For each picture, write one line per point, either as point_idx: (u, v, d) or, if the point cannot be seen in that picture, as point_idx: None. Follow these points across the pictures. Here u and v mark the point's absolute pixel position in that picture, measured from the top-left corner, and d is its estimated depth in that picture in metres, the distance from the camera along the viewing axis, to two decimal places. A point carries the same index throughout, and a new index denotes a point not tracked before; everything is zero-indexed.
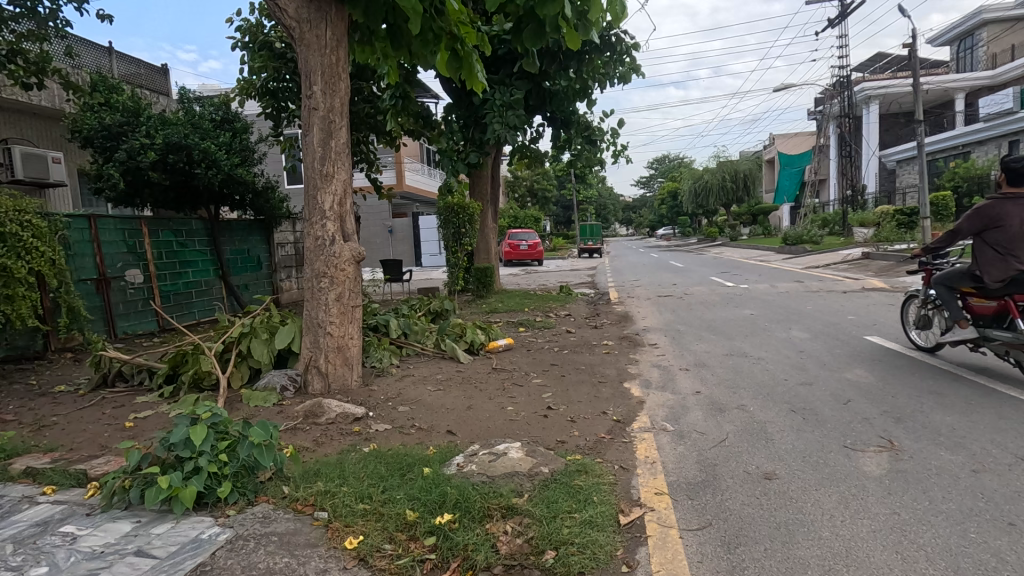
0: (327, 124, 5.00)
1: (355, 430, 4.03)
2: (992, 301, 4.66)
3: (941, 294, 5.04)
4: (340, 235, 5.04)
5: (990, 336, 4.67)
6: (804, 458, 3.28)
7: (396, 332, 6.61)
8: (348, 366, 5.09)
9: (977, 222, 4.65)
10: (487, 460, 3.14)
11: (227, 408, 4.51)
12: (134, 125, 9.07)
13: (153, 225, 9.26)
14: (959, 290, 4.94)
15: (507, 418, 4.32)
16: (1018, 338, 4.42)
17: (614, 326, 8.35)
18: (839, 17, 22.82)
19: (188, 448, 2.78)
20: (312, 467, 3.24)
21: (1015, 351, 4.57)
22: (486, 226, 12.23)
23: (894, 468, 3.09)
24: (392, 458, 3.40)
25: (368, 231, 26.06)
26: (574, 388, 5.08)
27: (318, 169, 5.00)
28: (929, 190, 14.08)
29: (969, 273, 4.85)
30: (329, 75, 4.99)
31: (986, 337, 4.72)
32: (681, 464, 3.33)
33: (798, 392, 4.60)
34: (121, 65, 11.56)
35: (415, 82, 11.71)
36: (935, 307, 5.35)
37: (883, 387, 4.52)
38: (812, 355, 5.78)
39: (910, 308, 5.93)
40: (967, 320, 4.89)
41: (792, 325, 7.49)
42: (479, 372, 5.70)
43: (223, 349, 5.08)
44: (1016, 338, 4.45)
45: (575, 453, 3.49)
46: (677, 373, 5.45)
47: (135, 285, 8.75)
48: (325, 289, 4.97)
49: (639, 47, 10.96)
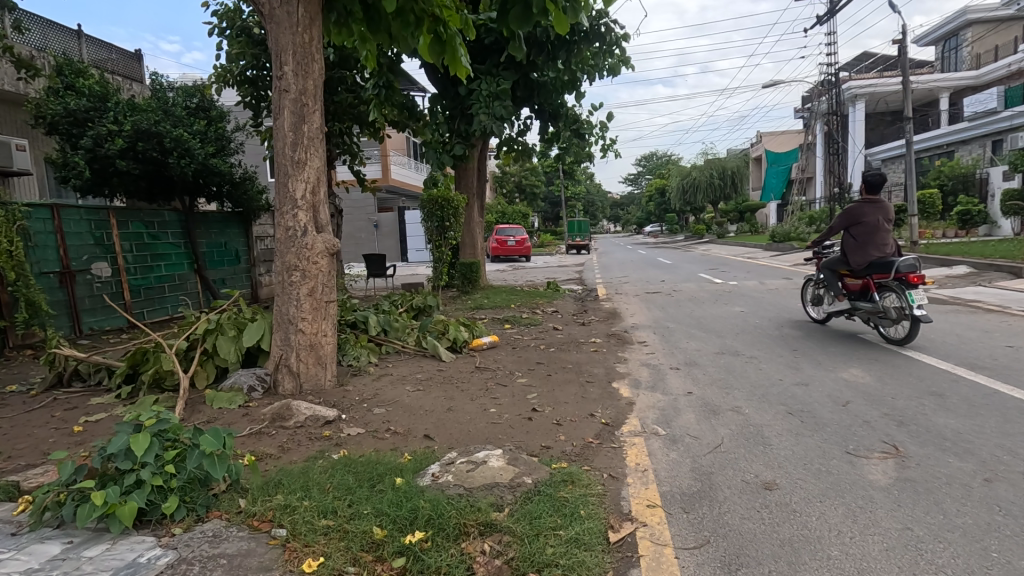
0: (298, 107, 4.69)
1: (325, 435, 3.75)
2: (859, 280, 6.11)
3: (827, 276, 6.48)
4: (312, 225, 4.74)
5: (858, 306, 6.12)
6: (805, 466, 3.07)
7: (375, 330, 6.33)
8: (321, 365, 4.80)
9: (847, 220, 6.06)
10: (465, 470, 2.89)
11: (189, 410, 4.21)
12: (102, 111, 8.65)
13: (122, 216, 8.84)
14: (838, 273, 6.38)
15: (489, 421, 4.07)
16: (876, 307, 5.86)
17: (603, 323, 8.12)
18: (827, 15, 22.79)
19: (129, 460, 2.51)
20: (273, 478, 2.96)
21: (875, 317, 6.03)
22: (472, 221, 11.96)
23: (901, 477, 2.89)
24: (363, 467, 3.13)
25: (353, 226, 25.63)
26: (561, 389, 4.84)
27: (289, 155, 4.68)
28: (917, 188, 14.03)
29: (843, 259, 6.34)
30: (301, 54, 4.68)
31: (854, 307, 6.19)
32: (674, 472, 3.10)
33: (793, 392, 4.40)
34: (91, 49, 11.09)
35: (399, 72, 11.37)
36: (823, 286, 6.83)
37: (881, 388, 4.33)
38: (805, 354, 5.60)
39: (808, 289, 7.41)
40: (844, 295, 6.33)
41: (784, 323, 7.32)
42: (461, 371, 5.44)
43: (187, 347, 4.77)
44: (875, 307, 5.88)
45: (560, 460, 3.25)
46: (667, 373, 5.24)
47: (102, 279, 8.34)
48: (297, 283, 4.67)
49: (628, 38, 10.71)
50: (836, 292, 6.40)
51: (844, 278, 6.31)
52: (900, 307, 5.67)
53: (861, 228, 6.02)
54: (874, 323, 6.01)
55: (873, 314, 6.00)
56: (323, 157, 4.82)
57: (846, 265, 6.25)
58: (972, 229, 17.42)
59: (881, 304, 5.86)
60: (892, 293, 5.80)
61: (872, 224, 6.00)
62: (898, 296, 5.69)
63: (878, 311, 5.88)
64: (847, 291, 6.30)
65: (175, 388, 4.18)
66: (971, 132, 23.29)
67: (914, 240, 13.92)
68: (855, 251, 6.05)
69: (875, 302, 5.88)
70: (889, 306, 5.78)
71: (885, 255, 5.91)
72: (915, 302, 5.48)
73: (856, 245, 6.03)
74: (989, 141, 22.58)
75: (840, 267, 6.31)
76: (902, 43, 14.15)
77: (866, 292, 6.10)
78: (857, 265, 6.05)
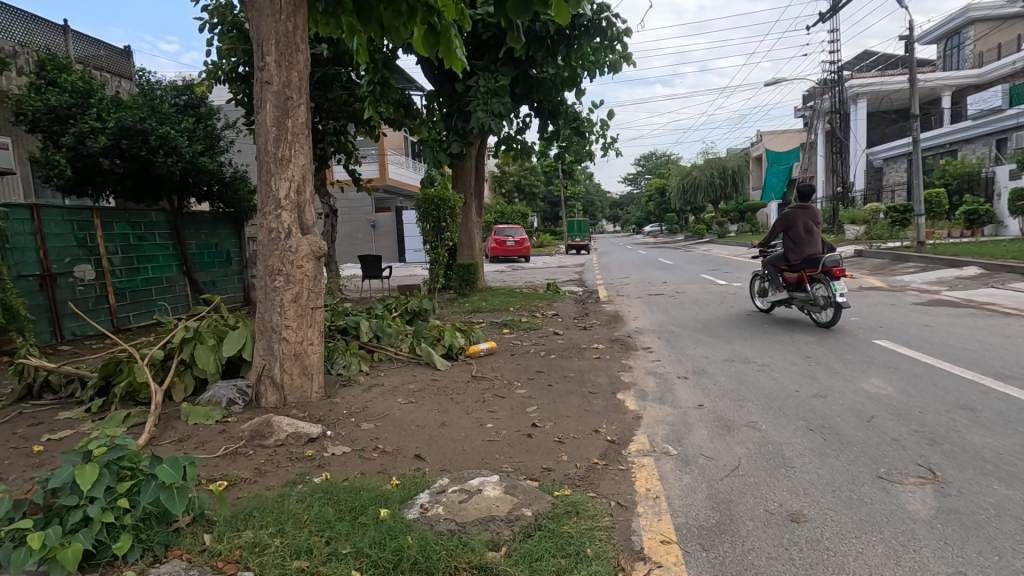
0: (282, 101, 4.39)
1: (307, 455, 3.45)
2: (795, 274, 7.26)
3: (769, 271, 7.59)
4: (297, 227, 4.44)
5: (795, 296, 7.28)
6: (834, 493, 2.79)
7: (366, 336, 6.04)
8: (307, 376, 4.50)
9: (784, 224, 7.19)
10: (457, 501, 2.59)
11: (162, 427, 3.90)
12: (84, 108, 8.33)
13: (107, 216, 8.54)
14: (778, 268, 7.51)
15: (486, 438, 3.77)
16: (808, 296, 7.03)
17: (605, 327, 7.83)
18: (830, 12, 22.48)
19: (75, 495, 2.21)
20: (244, 509, 2.67)
21: (807, 305, 7.22)
22: (470, 221, 11.67)
23: (943, 507, 2.60)
24: (345, 494, 2.83)
25: (350, 226, 25.31)
26: (562, 401, 4.54)
27: (271, 151, 4.38)
28: (924, 187, 13.75)
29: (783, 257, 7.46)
30: (284, 44, 4.38)
31: (792, 297, 7.33)
32: (689, 501, 2.81)
33: (812, 405, 4.11)
34: (78, 45, 10.77)
35: (394, 68, 11.06)
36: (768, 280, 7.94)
37: (906, 401, 4.05)
38: (819, 362, 5.31)
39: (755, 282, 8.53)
40: (783, 287, 7.49)
41: (793, 327, 7.03)
42: (456, 381, 5.14)
43: (163, 358, 4.46)
44: (807, 296, 7.05)
45: (563, 487, 2.95)
46: (675, 382, 4.94)
47: (85, 282, 8.03)
48: (280, 288, 4.37)
49: (630, 33, 10.41)
50: (777, 285, 7.53)
51: (784, 273, 7.43)
52: (827, 295, 6.82)
53: (796, 230, 7.15)
54: (808, 309, 7.15)
55: (808, 302, 7.14)
56: (308, 154, 4.53)
57: (785, 262, 7.37)
58: (978, 229, 17.14)
59: (812, 294, 7.01)
60: (820, 284, 6.96)
61: (805, 227, 7.14)
62: (825, 286, 6.84)
63: (810, 299, 7.03)
64: (786, 284, 7.42)
65: (147, 403, 3.88)
66: (974, 131, 23.04)
67: (921, 241, 13.64)
68: (791, 251, 7.17)
69: (808, 292, 7.01)
70: (819, 294, 6.92)
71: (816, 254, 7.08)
72: (838, 291, 6.64)
73: (792, 245, 7.15)
74: (993, 140, 22.32)
75: (780, 263, 7.41)
76: (909, 39, 13.88)
77: (800, 284, 7.25)
78: (794, 261, 7.18)
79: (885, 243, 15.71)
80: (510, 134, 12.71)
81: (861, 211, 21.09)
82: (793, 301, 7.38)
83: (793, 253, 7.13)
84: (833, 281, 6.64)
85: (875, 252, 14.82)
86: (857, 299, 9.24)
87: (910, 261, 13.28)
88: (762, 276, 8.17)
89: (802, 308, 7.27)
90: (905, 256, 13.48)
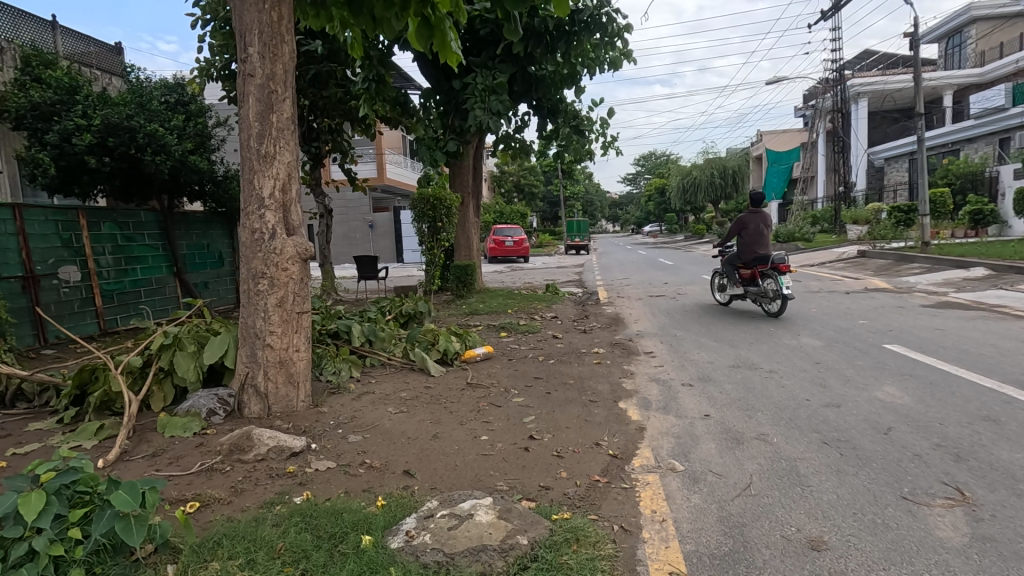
0: (266, 94, 4.16)
1: (288, 471, 3.23)
2: (749, 270, 8.20)
3: (727, 268, 8.51)
4: (282, 227, 4.21)
5: (748, 290, 8.23)
6: (856, 517, 2.57)
7: (359, 341, 5.83)
8: (292, 384, 4.27)
9: (738, 226, 8.14)
10: (447, 528, 2.37)
11: (136, 439, 3.68)
12: (70, 105, 8.11)
13: (94, 216, 8.31)
14: (734, 265, 8.44)
15: (480, 452, 3.55)
16: (759, 290, 7.98)
17: (605, 330, 7.62)
18: (832, 10, 22.28)
19: (20, 526, 2.00)
20: (214, 535, 2.45)
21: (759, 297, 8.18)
22: (467, 221, 11.45)
23: (976, 534, 2.39)
24: (325, 518, 2.61)
25: (348, 226, 25.09)
26: (561, 410, 4.32)
27: (255, 147, 4.16)
28: (929, 187, 13.54)
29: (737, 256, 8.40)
30: (268, 34, 4.15)
31: (747, 290, 8.26)
32: (699, 524, 2.60)
33: (825, 416, 3.89)
34: (67, 42, 10.55)
35: (390, 65, 10.84)
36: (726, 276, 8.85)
37: (925, 412, 3.83)
38: (829, 368, 5.10)
39: (716, 278, 9.45)
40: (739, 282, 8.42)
41: (799, 331, 6.82)
42: (450, 388, 4.92)
43: (141, 365, 4.24)
44: (759, 290, 8.01)
45: (562, 509, 2.73)
46: (680, 390, 4.72)
47: (71, 284, 7.81)
48: (264, 292, 4.14)
49: (632, 29, 10.17)
50: (734, 280, 8.45)
51: (739, 270, 8.36)
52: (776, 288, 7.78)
53: (749, 232, 8.07)
54: (760, 301, 8.11)
55: (760, 294, 8.10)
56: (294, 150, 4.30)
57: (740, 260, 8.30)
58: (982, 229, 16.93)
59: (763, 288, 7.97)
60: (770, 279, 7.91)
61: (756, 229, 8.10)
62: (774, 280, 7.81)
63: (761, 293, 7.98)
64: (741, 280, 8.35)
65: (122, 414, 3.65)
66: (976, 130, 22.84)
67: (926, 241, 13.42)
68: (745, 250, 8.09)
69: (760, 287, 7.97)
70: (769, 288, 7.89)
71: (766, 252, 8.03)
72: (785, 285, 7.59)
73: (745, 245, 8.06)
74: (995, 139, 22.11)
75: (736, 261, 8.32)
76: (914, 36, 13.66)
77: (753, 279, 8.19)
78: (747, 259, 8.12)
79: (888, 244, 15.50)
80: (509, 133, 12.48)
81: (863, 211, 20.88)
82: (747, 294, 8.32)
83: (747, 252, 8.05)
84: (780, 277, 7.59)
85: (878, 253, 14.60)
86: (863, 301, 9.03)
87: (915, 261, 13.07)
88: (721, 274, 9.11)
89: (755, 300, 8.21)
90: (909, 257, 13.27)
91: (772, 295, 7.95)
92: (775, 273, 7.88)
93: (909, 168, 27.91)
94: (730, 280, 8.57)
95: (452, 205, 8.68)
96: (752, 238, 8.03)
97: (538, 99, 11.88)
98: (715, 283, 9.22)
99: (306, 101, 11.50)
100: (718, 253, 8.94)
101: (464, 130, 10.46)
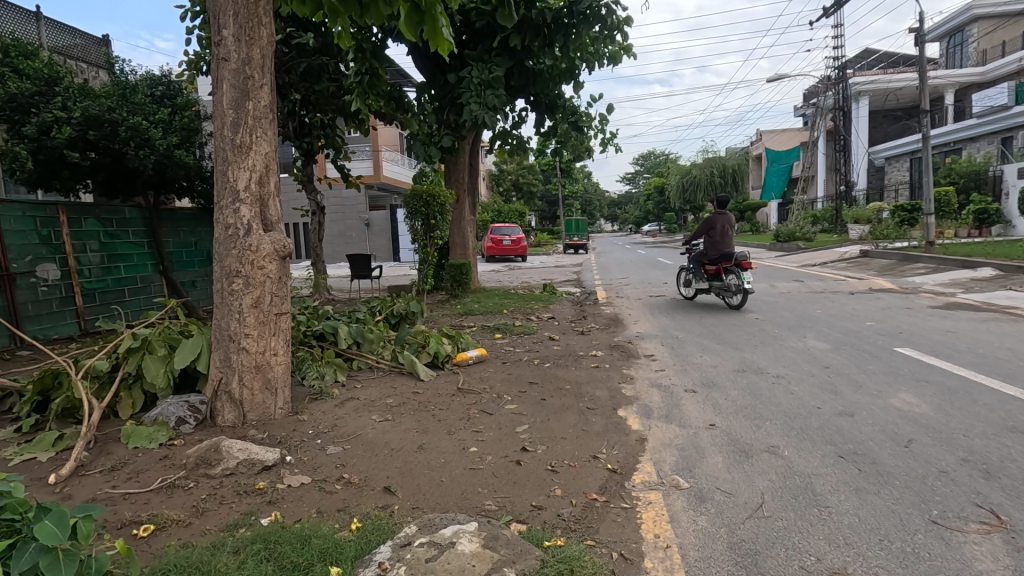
0: (241, 80, 3.88)
1: (258, 488, 2.96)
2: (713, 267, 8.90)
3: (694, 264, 9.19)
4: (259, 223, 3.94)
5: (713, 284, 8.93)
6: (882, 544, 2.31)
7: (345, 344, 5.57)
8: (269, 391, 4.00)
9: (705, 226, 8.81)
10: (425, 560, 2.11)
11: (97, 450, 3.41)
12: (49, 96, 7.82)
13: (75, 212, 8.03)
14: (700, 262, 9.12)
15: (468, 465, 3.28)
16: (723, 285, 8.70)
17: (604, 332, 7.35)
18: (834, 6, 22.03)
19: None
20: (164, 566, 2.18)
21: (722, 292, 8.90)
22: (462, 219, 11.16)
23: (1018, 566, 2.13)
24: (291, 544, 2.35)
25: (343, 224, 24.82)
26: (556, 418, 4.05)
27: (229, 137, 3.89)
28: (933, 186, 13.28)
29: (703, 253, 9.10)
30: (245, 16, 3.87)
31: (711, 285, 8.95)
32: (707, 552, 2.34)
33: (839, 426, 3.63)
34: (51, 33, 10.26)
35: (384, 58, 10.55)
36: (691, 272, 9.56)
37: (946, 422, 3.57)
38: (839, 373, 4.84)
39: (682, 274, 10.14)
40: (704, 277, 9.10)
41: (805, 333, 6.56)
42: (439, 394, 4.64)
43: (108, 370, 3.97)
44: (723, 285, 8.72)
45: (555, 535, 2.47)
46: (682, 397, 4.46)
47: (49, 282, 7.52)
48: (239, 292, 3.87)
49: (631, 22, 9.91)
50: (700, 276, 9.14)
51: (705, 266, 9.05)
52: (738, 283, 8.55)
53: (714, 232, 8.75)
54: (722, 295, 8.85)
55: (723, 289, 8.83)
56: (272, 140, 4.04)
57: (706, 257, 8.98)
58: (986, 229, 16.70)
59: (726, 282, 8.68)
60: (733, 274, 8.63)
61: (721, 229, 8.81)
62: (737, 276, 8.57)
63: (725, 287, 8.69)
64: (706, 275, 9.04)
65: (82, 424, 3.38)
66: (978, 130, 22.62)
67: (931, 240, 13.17)
68: (711, 248, 8.77)
69: (724, 281, 8.68)
70: (732, 283, 8.64)
71: (729, 250, 8.76)
72: (747, 280, 8.33)
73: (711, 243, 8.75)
74: (998, 138, 21.86)
75: (702, 258, 9.02)
76: (919, 31, 13.39)
77: (717, 274, 8.90)
78: (713, 256, 8.81)
79: (892, 243, 15.24)
80: (506, 129, 12.20)
81: (865, 210, 20.63)
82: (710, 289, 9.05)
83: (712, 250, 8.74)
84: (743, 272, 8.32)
85: (881, 252, 14.35)
86: (868, 302, 8.78)
87: (920, 261, 12.82)
88: (686, 270, 9.81)
89: (718, 294, 8.92)
90: (914, 257, 13.01)
91: (734, 289, 8.68)
92: (737, 269, 8.61)
93: (910, 167, 27.67)
94: (696, 275, 9.26)
95: (445, 202, 8.40)
96: (718, 237, 8.73)
97: (536, 94, 11.61)
98: (681, 279, 9.90)
99: (298, 96, 11.22)
100: (685, 250, 9.61)
101: (459, 126, 10.19)
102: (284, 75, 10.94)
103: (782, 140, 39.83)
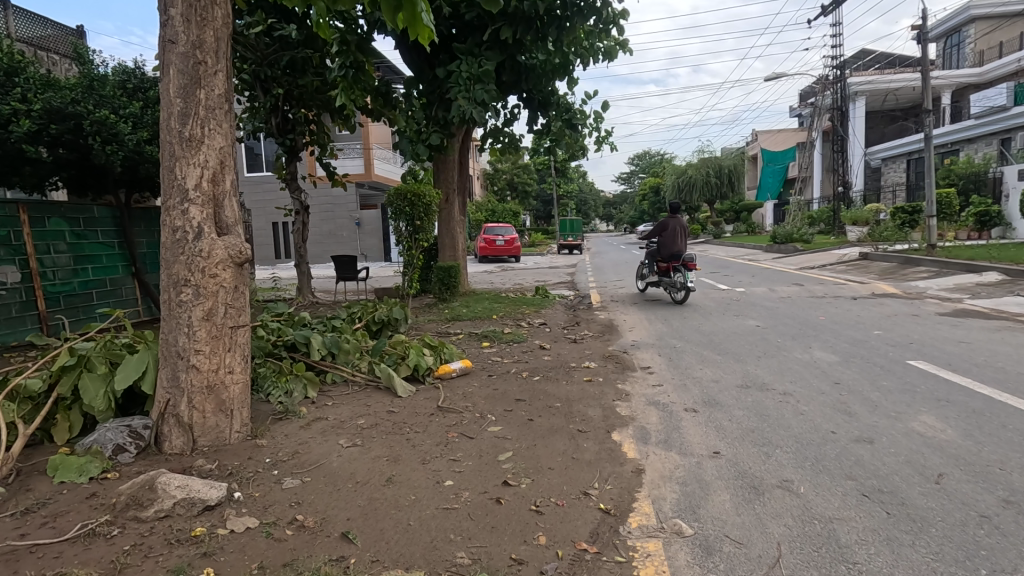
0: (192, 66, 3.47)
1: (194, 535, 2.55)
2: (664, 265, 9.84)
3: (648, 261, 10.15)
4: (211, 226, 3.51)
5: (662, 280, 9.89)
6: None
7: (318, 355, 5.16)
8: (223, 413, 3.58)
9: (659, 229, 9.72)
10: None
11: (18, 486, 2.99)
12: (9, 87, 7.35)
13: (37, 211, 7.54)
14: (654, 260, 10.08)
15: (442, 504, 2.87)
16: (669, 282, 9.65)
17: (597, 340, 6.98)
18: (833, 4, 21.75)
19: None
20: None
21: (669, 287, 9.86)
22: (452, 220, 10.74)
23: None
24: None
25: (334, 224, 24.38)
26: (544, 444, 3.65)
27: (177, 129, 3.47)
28: (937, 187, 12.96)
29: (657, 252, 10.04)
30: None
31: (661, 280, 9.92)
32: None
33: (858, 455, 3.25)
34: (21, 23, 9.79)
35: (370, 51, 10.12)
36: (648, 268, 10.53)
37: (976, 451, 3.21)
38: (852, 390, 4.47)
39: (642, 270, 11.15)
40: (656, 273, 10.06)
41: (810, 342, 6.20)
42: (417, 414, 4.24)
43: (41, 391, 3.53)
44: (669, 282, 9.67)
45: None
46: (682, 418, 4.08)
47: (7, 286, 7.03)
48: (188, 303, 3.45)
49: (627, 15, 9.56)
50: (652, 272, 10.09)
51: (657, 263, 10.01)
52: (683, 281, 9.46)
53: (668, 233, 9.71)
54: (670, 291, 9.79)
55: (670, 285, 9.77)
56: (227, 134, 3.62)
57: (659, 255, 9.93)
58: (987, 231, 16.42)
59: (673, 280, 9.62)
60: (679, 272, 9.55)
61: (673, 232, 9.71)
62: (682, 274, 9.48)
63: (671, 284, 9.64)
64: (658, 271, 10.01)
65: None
66: (978, 130, 22.37)
67: (933, 244, 12.85)
68: (663, 247, 9.75)
69: (671, 279, 9.63)
70: (678, 280, 9.58)
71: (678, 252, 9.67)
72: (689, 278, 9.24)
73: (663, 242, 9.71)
74: (997, 139, 21.61)
75: (656, 256, 10.00)
76: (922, 29, 13.07)
77: (667, 271, 9.84)
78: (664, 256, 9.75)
79: (892, 246, 14.93)
80: (497, 126, 11.79)
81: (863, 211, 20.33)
82: (661, 284, 10.02)
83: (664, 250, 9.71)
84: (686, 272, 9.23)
85: (882, 256, 14.03)
86: (873, 308, 8.44)
87: (923, 264, 12.49)
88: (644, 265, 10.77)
89: (667, 289, 9.89)
90: (916, 260, 12.68)
91: (680, 286, 9.60)
92: (684, 269, 9.52)
93: (907, 167, 27.56)
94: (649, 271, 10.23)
95: (431, 202, 7.96)
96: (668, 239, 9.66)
97: (528, 90, 11.21)
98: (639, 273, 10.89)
99: (281, 90, 10.79)
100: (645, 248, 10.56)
101: (449, 122, 9.78)
102: (266, 69, 10.52)
103: (779, 141, 39.60)
